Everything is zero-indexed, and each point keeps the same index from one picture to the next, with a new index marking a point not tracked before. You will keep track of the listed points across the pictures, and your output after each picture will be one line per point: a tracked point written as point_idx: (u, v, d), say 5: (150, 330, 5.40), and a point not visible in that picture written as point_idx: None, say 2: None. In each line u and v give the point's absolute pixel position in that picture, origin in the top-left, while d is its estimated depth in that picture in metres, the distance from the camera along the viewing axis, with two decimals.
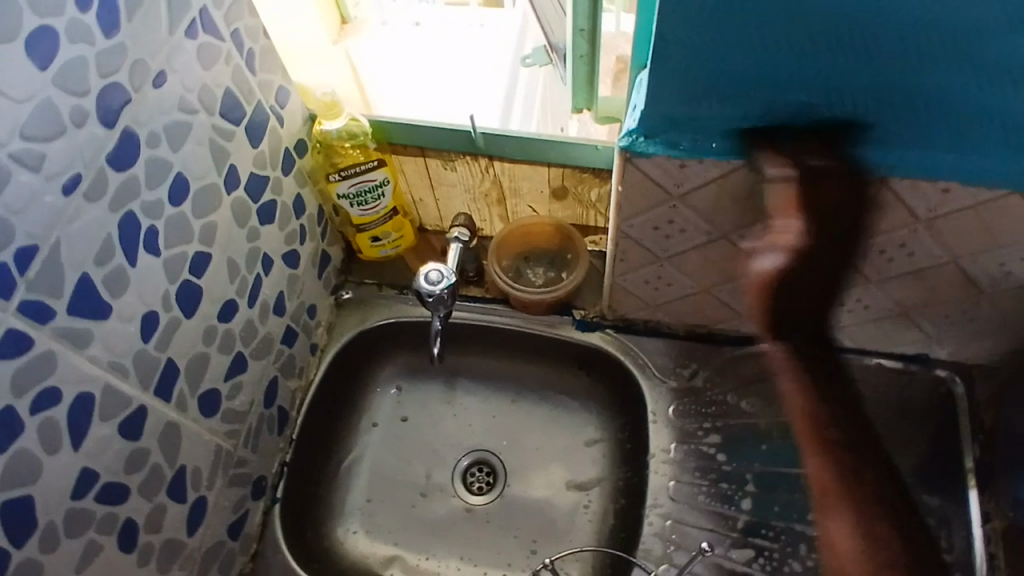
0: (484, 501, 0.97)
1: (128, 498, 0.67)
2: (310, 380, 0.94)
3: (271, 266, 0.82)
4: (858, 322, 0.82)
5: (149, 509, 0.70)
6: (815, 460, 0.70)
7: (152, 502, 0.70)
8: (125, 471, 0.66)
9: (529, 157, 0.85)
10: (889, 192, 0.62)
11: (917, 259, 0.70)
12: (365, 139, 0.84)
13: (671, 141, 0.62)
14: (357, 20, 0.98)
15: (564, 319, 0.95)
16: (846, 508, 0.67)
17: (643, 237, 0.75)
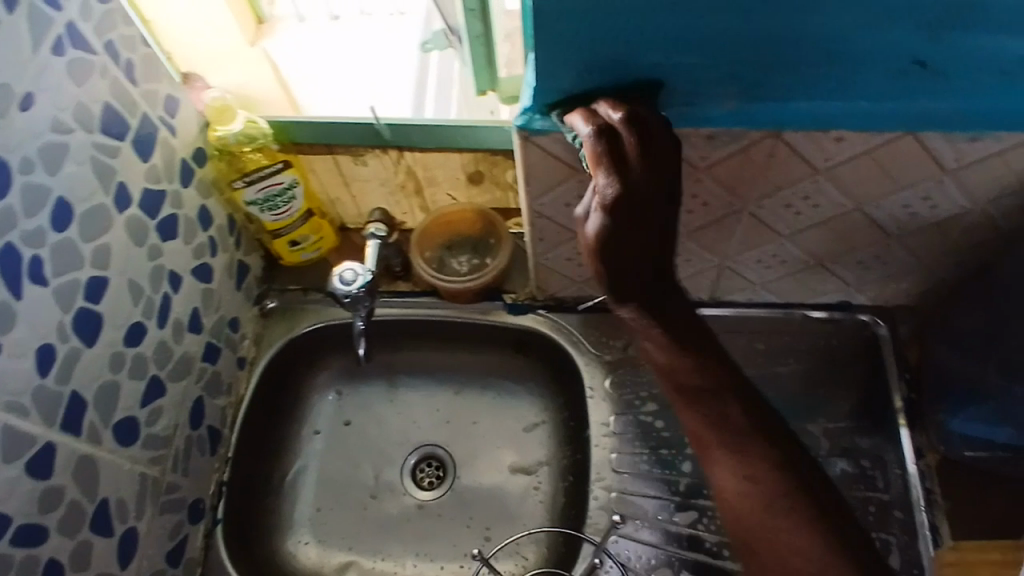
0: (434, 495, 0.96)
1: (48, 540, 0.63)
2: (240, 396, 0.92)
3: (179, 283, 0.78)
4: (778, 277, 0.83)
5: (73, 548, 0.66)
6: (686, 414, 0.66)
7: (76, 540, 0.67)
8: (39, 511, 0.62)
9: (439, 145, 0.84)
10: (785, 147, 0.63)
11: (824, 211, 0.71)
12: (265, 140, 0.82)
13: (568, 115, 0.61)
14: (273, 18, 0.90)
15: (495, 305, 0.94)
16: (729, 454, 0.64)
17: (556, 215, 0.74)
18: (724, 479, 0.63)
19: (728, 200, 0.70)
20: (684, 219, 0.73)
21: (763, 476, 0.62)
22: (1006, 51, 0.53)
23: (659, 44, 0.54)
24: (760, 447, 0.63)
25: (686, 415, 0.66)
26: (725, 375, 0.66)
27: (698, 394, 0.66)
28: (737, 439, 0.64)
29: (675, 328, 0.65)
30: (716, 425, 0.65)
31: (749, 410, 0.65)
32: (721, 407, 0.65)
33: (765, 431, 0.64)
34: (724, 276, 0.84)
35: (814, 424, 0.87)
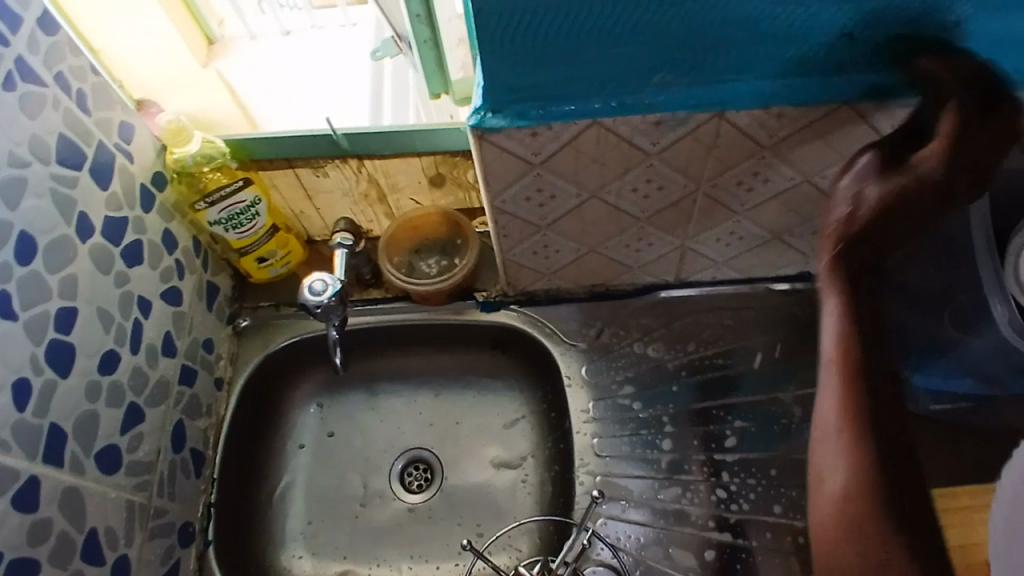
0: (424, 498, 0.97)
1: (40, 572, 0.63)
2: (221, 416, 0.92)
3: (149, 308, 0.78)
4: (739, 254, 0.85)
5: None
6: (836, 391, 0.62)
7: (68, 571, 0.66)
8: (30, 544, 0.62)
9: (397, 151, 0.85)
10: (729, 126, 0.65)
11: (773, 185, 0.73)
12: (223, 159, 0.82)
13: (520, 111, 0.63)
14: (224, 39, 0.91)
15: (468, 304, 0.95)
16: (862, 448, 0.59)
17: (517, 210, 0.76)
18: (836, 464, 0.60)
19: (682, 182, 0.72)
20: (641, 205, 0.75)
21: (877, 483, 0.58)
22: (927, 18, 0.56)
23: (598, 34, 0.56)
24: (882, 462, 0.59)
25: (831, 383, 0.63)
26: (884, 372, 0.63)
27: (861, 368, 0.62)
28: (876, 439, 0.60)
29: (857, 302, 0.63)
30: (864, 416, 0.60)
31: (891, 422, 0.61)
32: (871, 407, 0.61)
33: (893, 449, 0.60)
34: (687, 257, 0.86)
35: (786, 393, 0.88)
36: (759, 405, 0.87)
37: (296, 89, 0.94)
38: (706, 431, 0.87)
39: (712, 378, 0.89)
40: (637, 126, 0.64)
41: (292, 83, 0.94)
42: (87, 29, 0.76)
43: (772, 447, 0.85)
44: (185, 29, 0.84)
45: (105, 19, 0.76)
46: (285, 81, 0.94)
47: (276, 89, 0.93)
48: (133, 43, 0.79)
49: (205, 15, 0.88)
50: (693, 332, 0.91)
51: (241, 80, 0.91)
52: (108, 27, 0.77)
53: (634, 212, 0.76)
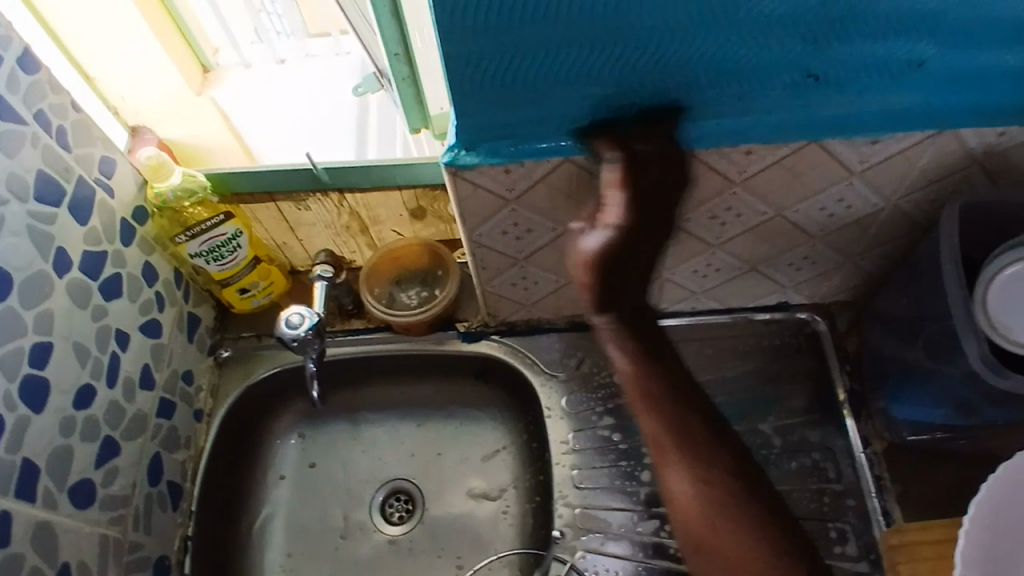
0: (404, 530, 0.96)
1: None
2: (200, 447, 0.92)
3: (127, 341, 0.78)
4: (716, 285, 0.86)
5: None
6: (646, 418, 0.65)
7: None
8: None
9: (378, 184, 0.86)
10: (699, 162, 0.66)
11: (746, 218, 0.74)
12: (204, 193, 0.83)
13: (493, 149, 0.64)
14: (219, 66, 0.92)
15: (449, 334, 0.95)
16: (679, 459, 0.64)
17: (495, 243, 0.76)
18: (682, 484, 0.63)
19: None
20: None
21: (716, 494, 0.62)
22: (885, 59, 0.58)
23: (566, 78, 0.57)
24: (723, 473, 0.63)
25: (644, 416, 0.66)
26: (691, 389, 0.67)
27: (653, 392, 0.66)
28: (688, 448, 0.64)
29: (642, 332, 0.67)
30: (680, 430, 0.64)
31: (709, 429, 0.65)
32: (682, 420, 0.65)
33: (732, 450, 0.65)
34: (665, 288, 0.86)
35: (764, 424, 0.89)
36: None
37: (292, 118, 0.96)
38: None
39: None
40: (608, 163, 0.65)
41: (287, 112, 0.95)
42: (83, 59, 0.78)
43: None
44: (181, 61, 0.85)
45: (100, 49, 0.78)
46: (281, 111, 0.95)
47: (273, 117, 0.95)
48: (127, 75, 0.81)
49: (201, 44, 0.89)
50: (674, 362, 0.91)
51: (233, 108, 0.92)
52: (106, 56, 0.78)
53: None
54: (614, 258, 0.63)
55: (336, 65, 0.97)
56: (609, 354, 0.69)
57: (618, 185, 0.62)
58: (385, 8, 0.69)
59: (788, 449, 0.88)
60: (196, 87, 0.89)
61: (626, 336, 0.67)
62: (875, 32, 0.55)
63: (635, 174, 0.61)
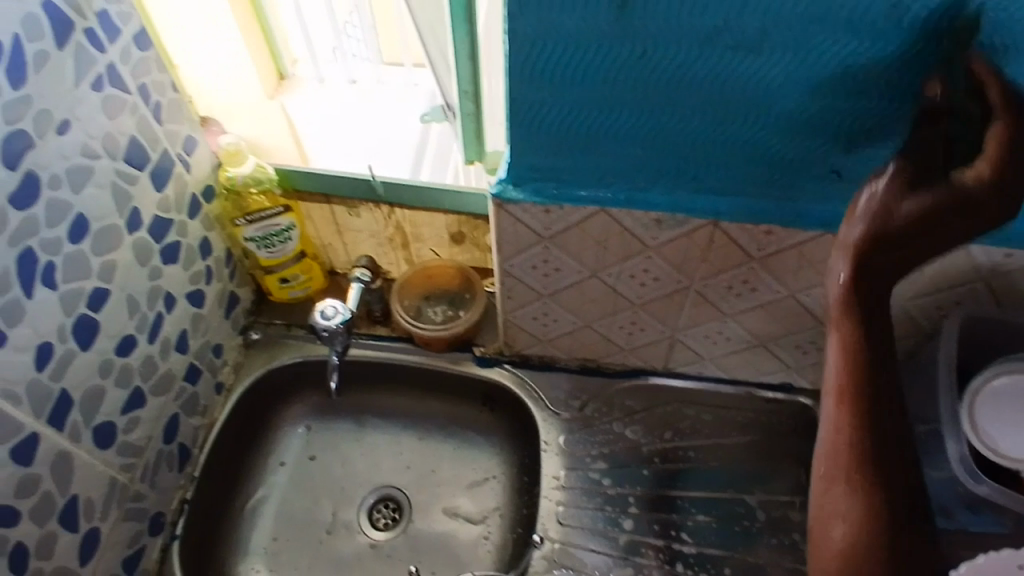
0: (387, 536, 0.99)
1: (19, 523, 0.66)
2: (214, 419, 0.97)
3: (173, 304, 0.85)
4: (725, 353, 0.90)
5: (41, 536, 0.69)
6: (835, 410, 0.56)
7: (43, 529, 0.69)
8: (15, 495, 0.65)
9: (426, 205, 0.93)
10: (722, 234, 0.71)
11: (762, 294, 0.79)
12: (270, 184, 0.90)
13: (537, 189, 0.70)
14: (295, 76, 1.02)
15: (465, 355, 1.01)
16: (852, 485, 0.55)
17: (523, 275, 0.82)
18: (842, 510, 0.55)
19: (676, 277, 0.78)
20: (639, 291, 0.81)
21: (892, 536, 0.53)
22: None
23: (614, 138, 0.64)
24: (887, 499, 0.54)
25: (839, 414, 0.55)
26: (892, 382, 0.55)
27: (858, 401, 0.55)
28: (863, 462, 0.55)
29: (870, 307, 0.54)
30: (854, 444, 0.55)
31: (897, 462, 0.55)
32: (877, 457, 0.54)
33: (905, 472, 0.55)
34: (676, 349, 0.91)
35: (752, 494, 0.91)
36: (722, 503, 0.90)
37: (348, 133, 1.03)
38: (668, 517, 0.89)
39: (683, 469, 0.92)
40: (639, 219, 0.71)
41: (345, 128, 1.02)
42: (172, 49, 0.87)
43: (726, 546, 0.87)
44: (260, 64, 0.94)
45: (188, 42, 0.86)
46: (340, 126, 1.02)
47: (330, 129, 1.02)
48: (206, 68, 0.89)
49: (283, 54, 0.99)
50: (672, 420, 0.95)
51: (301, 115, 1.01)
52: (191, 51, 0.87)
53: (630, 296, 0.82)
54: (888, 250, 0.53)
55: (401, 93, 1.04)
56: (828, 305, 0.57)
57: (984, 172, 0.48)
58: (463, 48, 0.76)
59: (770, 525, 0.89)
60: (269, 91, 0.98)
61: (865, 338, 0.54)
62: (896, 144, 0.60)
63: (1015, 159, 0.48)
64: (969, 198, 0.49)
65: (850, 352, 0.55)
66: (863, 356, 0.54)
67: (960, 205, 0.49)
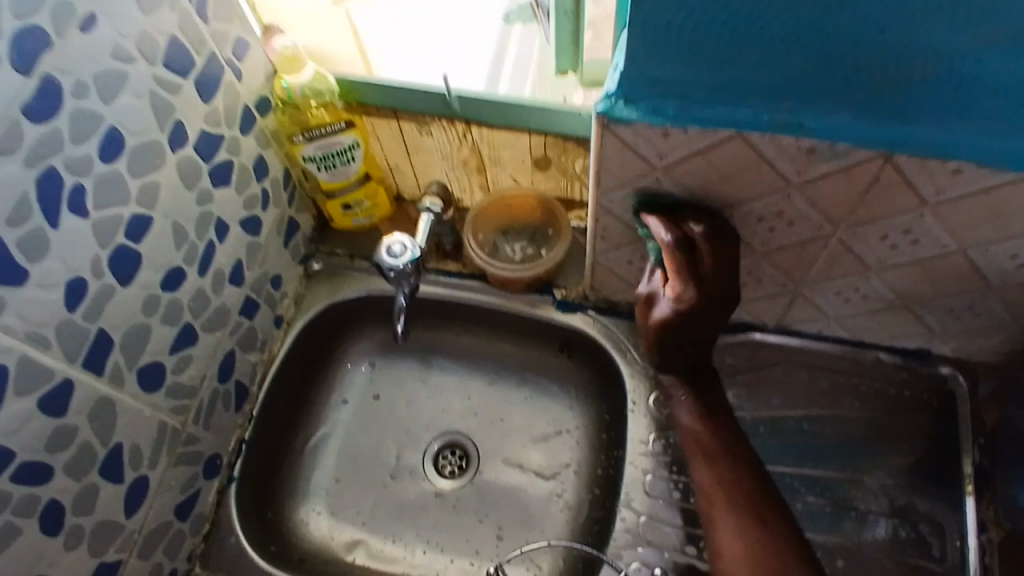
0: (454, 486, 0.93)
1: (52, 480, 0.60)
2: (273, 354, 0.90)
3: (226, 234, 0.76)
4: (854, 314, 0.76)
5: (77, 491, 0.63)
6: (700, 473, 0.72)
7: (81, 483, 0.63)
8: (48, 449, 0.59)
9: (508, 123, 0.79)
10: (892, 171, 0.56)
11: (924, 248, 0.64)
12: (332, 97, 0.79)
13: (655, 107, 0.56)
14: None
15: (545, 299, 0.89)
16: (724, 501, 0.70)
17: (624, 214, 0.69)
18: (726, 530, 0.68)
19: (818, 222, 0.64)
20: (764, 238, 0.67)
21: (774, 543, 0.66)
22: None
23: (769, 41, 0.49)
24: (746, 495, 0.69)
25: (726, 462, 0.71)
26: (733, 431, 0.74)
27: (720, 455, 0.72)
28: (732, 480, 0.70)
29: (690, 375, 0.76)
30: (726, 485, 0.70)
31: (775, 505, 0.69)
32: (734, 470, 0.71)
33: (750, 479, 0.70)
34: (797, 306, 0.78)
35: (872, 477, 0.79)
36: (825, 482, 0.79)
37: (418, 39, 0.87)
38: None
39: (792, 441, 0.81)
40: (784, 149, 0.56)
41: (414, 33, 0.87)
42: None
43: (833, 533, 0.77)
44: None
45: None
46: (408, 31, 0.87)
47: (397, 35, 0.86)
48: None
49: None
50: (781, 386, 0.83)
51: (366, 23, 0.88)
52: None
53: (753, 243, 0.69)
54: (682, 326, 0.68)
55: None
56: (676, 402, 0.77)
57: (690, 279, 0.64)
58: None
59: (895, 513, 0.77)
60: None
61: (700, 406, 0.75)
62: None
63: (719, 242, 0.63)
64: (715, 275, 0.64)
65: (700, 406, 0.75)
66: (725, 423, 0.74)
67: (702, 299, 0.65)
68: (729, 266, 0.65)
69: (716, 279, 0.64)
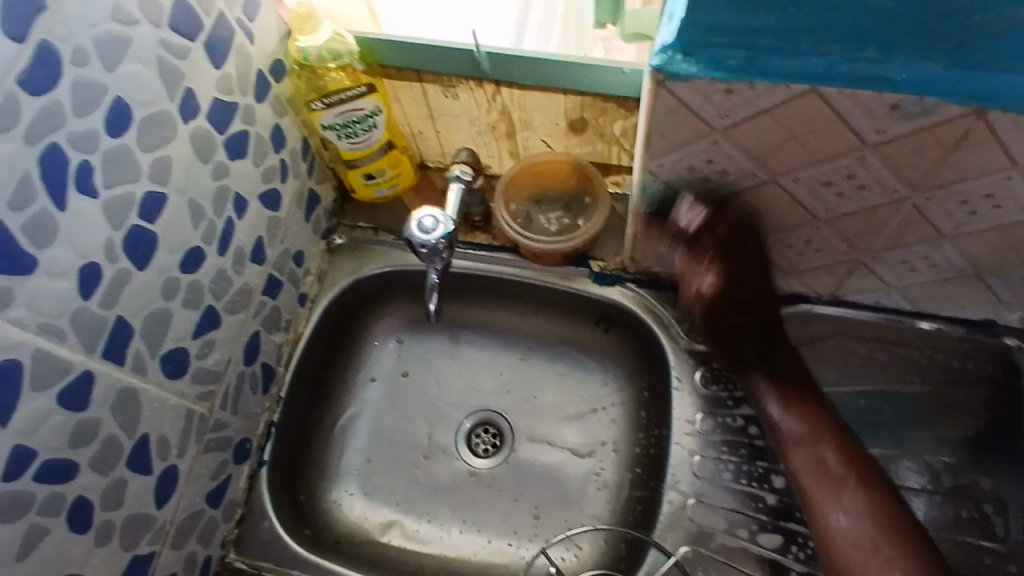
0: (489, 464, 0.90)
1: (76, 477, 0.57)
2: (299, 333, 0.86)
3: (245, 209, 0.72)
4: (918, 283, 0.71)
5: (105, 486, 0.60)
6: (794, 457, 0.71)
7: (108, 478, 0.61)
8: (70, 446, 0.56)
9: (541, 83, 0.73)
10: (983, 129, 0.50)
11: (1006, 212, 0.58)
12: (350, 59, 0.73)
13: (716, 58, 0.50)
14: None
15: (580, 271, 0.85)
16: (836, 495, 0.69)
17: (673, 179, 0.63)
18: (834, 512, 0.68)
19: (890, 186, 0.58)
20: (828, 203, 0.62)
21: (870, 495, 0.68)
22: None
23: None
24: (843, 471, 0.69)
25: (826, 447, 0.70)
26: (820, 403, 0.73)
27: (817, 436, 0.71)
28: (821, 447, 0.70)
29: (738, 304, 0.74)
30: (823, 470, 0.70)
31: (872, 467, 0.70)
32: (836, 455, 0.70)
33: (855, 458, 0.70)
34: (855, 275, 0.73)
35: (929, 454, 0.76)
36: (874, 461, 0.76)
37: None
38: None
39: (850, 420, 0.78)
40: (861, 104, 0.50)
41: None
42: None
43: None
44: None
45: None
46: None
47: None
48: None
49: None
50: (833, 359, 0.79)
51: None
52: None
53: (814, 209, 0.63)
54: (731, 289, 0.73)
55: None
56: (747, 379, 0.75)
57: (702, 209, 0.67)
58: None
59: (953, 493, 0.74)
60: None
61: (774, 379, 0.74)
62: None
63: (754, 130, 0.55)
64: (729, 256, 0.70)
65: (787, 398, 0.72)
66: (818, 408, 0.72)
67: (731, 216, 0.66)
68: (749, 246, 0.69)
69: (728, 253, 0.70)
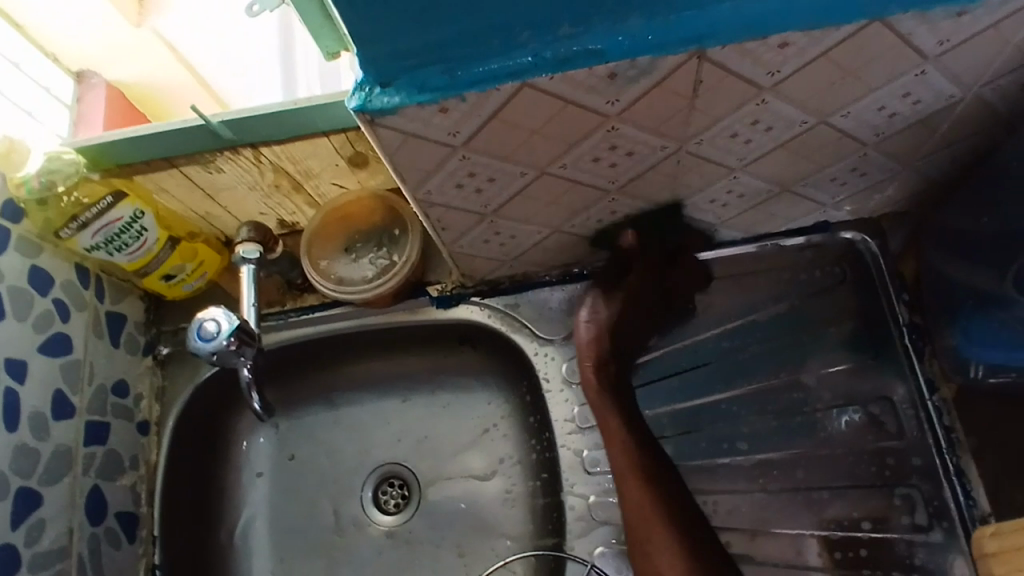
0: (399, 521, 0.84)
1: None
2: (153, 463, 0.81)
3: (26, 371, 0.67)
4: (738, 214, 0.69)
5: None
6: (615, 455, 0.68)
7: None
8: None
9: (296, 133, 0.66)
10: (712, 66, 0.45)
11: (779, 131, 0.54)
12: (79, 172, 0.65)
13: (417, 81, 0.45)
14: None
15: (420, 301, 0.81)
16: (664, 526, 0.63)
17: (450, 201, 0.59)
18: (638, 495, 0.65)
19: (658, 143, 0.54)
20: (610, 174, 0.58)
21: (699, 546, 0.62)
22: None
23: None
24: (665, 492, 0.65)
25: (663, 496, 0.65)
26: (684, 495, 0.66)
27: (653, 476, 0.66)
28: (654, 481, 0.66)
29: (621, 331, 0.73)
30: (659, 501, 0.64)
31: (721, 554, 0.63)
32: (665, 488, 0.65)
33: (689, 518, 0.64)
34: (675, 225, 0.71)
35: (810, 372, 0.74)
36: (770, 394, 0.74)
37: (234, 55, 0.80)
38: (713, 429, 0.74)
39: (725, 362, 0.76)
40: (580, 83, 0.45)
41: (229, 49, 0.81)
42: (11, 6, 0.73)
43: (790, 445, 0.72)
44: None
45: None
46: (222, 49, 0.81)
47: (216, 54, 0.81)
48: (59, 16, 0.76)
49: None
50: (694, 309, 0.77)
51: (181, 38, 0.84)
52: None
53: (599, 183, 0.59)
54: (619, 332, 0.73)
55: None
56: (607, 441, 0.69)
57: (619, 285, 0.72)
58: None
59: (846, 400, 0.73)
60: (133, 19, 0.81)
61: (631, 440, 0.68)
62: None
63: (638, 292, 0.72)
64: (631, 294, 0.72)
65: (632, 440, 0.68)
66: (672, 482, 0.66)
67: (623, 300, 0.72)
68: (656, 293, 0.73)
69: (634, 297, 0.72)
